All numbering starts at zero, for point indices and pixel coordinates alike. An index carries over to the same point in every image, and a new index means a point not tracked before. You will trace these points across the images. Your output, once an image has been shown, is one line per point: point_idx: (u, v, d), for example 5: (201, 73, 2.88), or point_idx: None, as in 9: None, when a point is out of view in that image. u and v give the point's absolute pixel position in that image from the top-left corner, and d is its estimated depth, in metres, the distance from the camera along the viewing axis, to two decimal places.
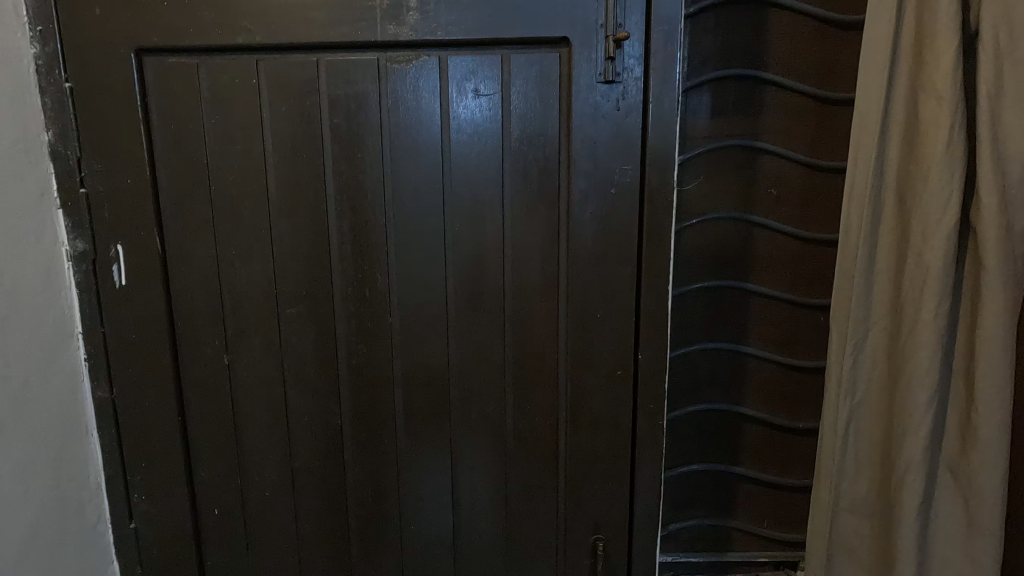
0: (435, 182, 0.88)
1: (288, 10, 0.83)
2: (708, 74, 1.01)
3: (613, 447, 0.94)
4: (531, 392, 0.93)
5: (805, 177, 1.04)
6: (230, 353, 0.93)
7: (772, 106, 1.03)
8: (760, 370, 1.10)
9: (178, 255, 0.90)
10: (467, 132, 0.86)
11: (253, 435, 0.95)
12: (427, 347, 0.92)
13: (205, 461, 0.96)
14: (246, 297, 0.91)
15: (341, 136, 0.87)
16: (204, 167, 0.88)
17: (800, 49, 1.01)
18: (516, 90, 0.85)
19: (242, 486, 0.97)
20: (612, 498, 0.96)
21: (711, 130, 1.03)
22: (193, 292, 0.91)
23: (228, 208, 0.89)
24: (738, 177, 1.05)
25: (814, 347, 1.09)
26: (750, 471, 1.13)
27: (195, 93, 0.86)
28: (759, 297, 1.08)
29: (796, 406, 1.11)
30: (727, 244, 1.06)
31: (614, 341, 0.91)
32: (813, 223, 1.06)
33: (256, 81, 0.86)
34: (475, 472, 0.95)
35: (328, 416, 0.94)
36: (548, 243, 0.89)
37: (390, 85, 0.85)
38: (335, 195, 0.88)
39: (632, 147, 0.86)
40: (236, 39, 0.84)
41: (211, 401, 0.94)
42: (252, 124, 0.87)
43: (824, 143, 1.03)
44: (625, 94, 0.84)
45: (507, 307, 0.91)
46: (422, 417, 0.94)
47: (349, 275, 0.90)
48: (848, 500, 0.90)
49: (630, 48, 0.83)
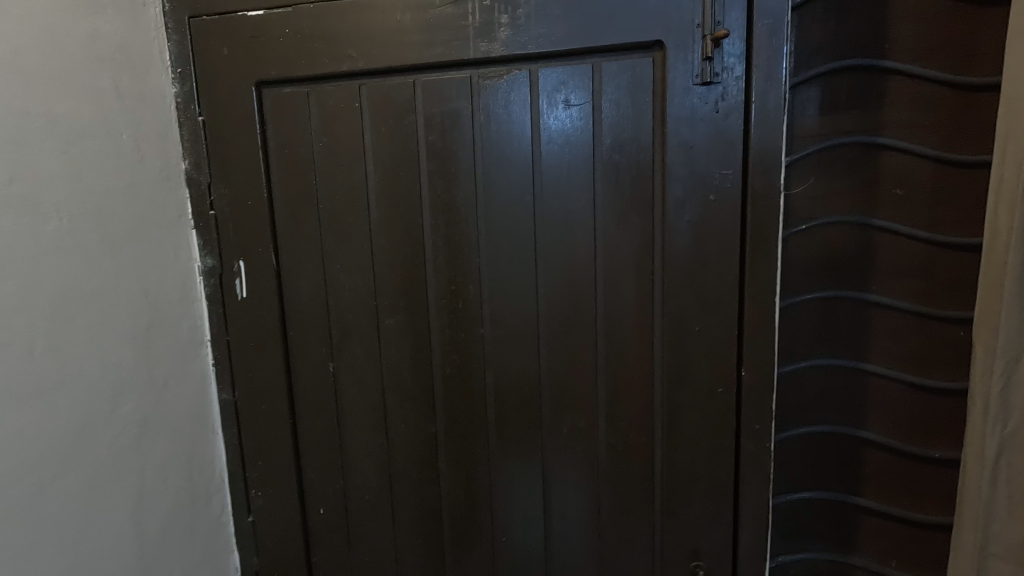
0: (526, 193, 0.88)
1: (388, 37, 0.88)
2: (819, 68, 0.94)
3: (714, 469, 0.89)
4: (624, 407, 0.90)
5: (938, 174, 0.93)
6: (335, 361, 0.99)
7: (896, 98, 0.93)
8: (885, 390, 0.99)
9: (291, 269, 0.98)
10: (557, 143, 0.86)
11: (356, 438, 1.00)
12: (518, 358, 0.92)
13: (314, 462, 1.03)
14: (350, 307, 0.97)
15: (436, 153, 0.90)
16: (313, 187, 0.95)
17: (930, 32, 0.90)
18: (607, 98, 0.83)
19: (345, 487, 1.02)
20: (713, 523, 0.90)
21: (823, 128, 0.95)
22: (303, 304, 0.98)
23: (334, 224, 0.95)
24: (855, 178, 0.95)
25: (952, 367, 0.96)
26: (873, 504, 1.01)
27: (305, 120, 0.93)
28: (883, 309, 0.97)
29: (931, 433, 0.98)
30: (842, 252, 0.97)
31: (714, 356, 0.86)
32: (949, 226, 0.94)
33: (358, 105, 0.91)
34: (567, 487, 0.94)
35: (424, 424, 0.97)
36: (642, 253, 0.86)
37: (481, 101, 0.87)
38: (430, 210, 0.92)
39: (732, 151, 0.81)
40: (341, 67, 0.90)
41: (318, 405, 1.01)
42: (356, 145, 0.92)
43: (963, 135, 0.91)
44: (725, 94, 0.80)
45: (599, 318, 0.89)
46: (514, 428, 0.94)
47: (443, 288, 0.93)
48: (998, 543, 0.78)
49: (729, 46, 0.79)
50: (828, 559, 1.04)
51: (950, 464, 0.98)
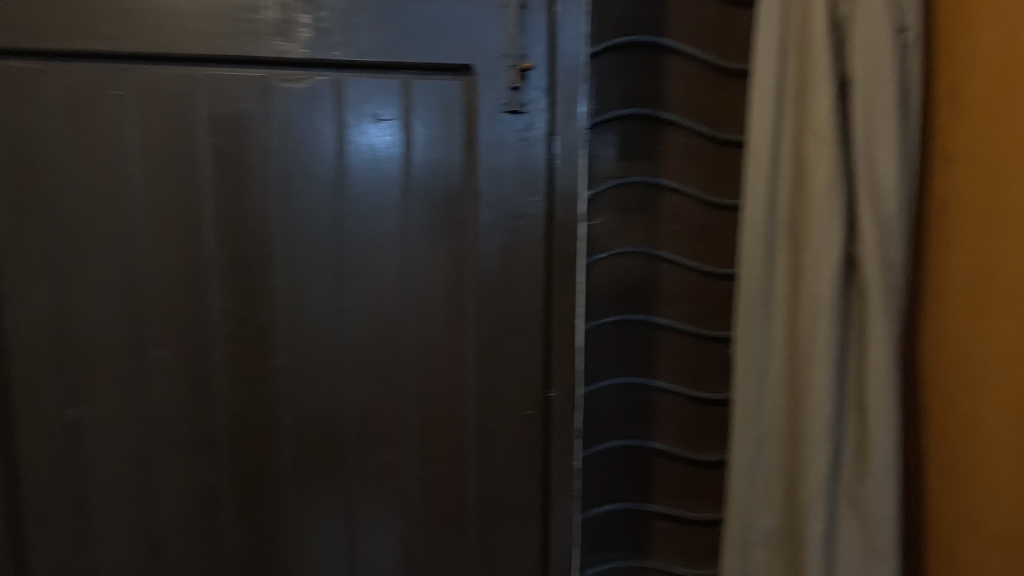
0: (328, 210, 0.81)
1: (161, 18, 0.75)
2: (613, 113, 1.03)
3: (525, 493, 0.89)
4: (436, 436, 0.86)
5: (705, 213, 1.08)
6: (76, 407, 0.79)
7: (672, 146, 1.06)
8: (670, 404, 1.10)
9: (12, 289, 0.76)
10: (365, 158, 0.81)
11: (105, 503, 0.81)
12: (320, 391, 0.83)
13: (40, 540, 0.80)
14: (100, 338, 0.78)
15: (222, 158, 0.78)
16: (49, 187, 0.76)
17: (697, 92, 1.06)
18: (418, 116, 0.81)
19: (87, 566, 0.81)
20: (525, 548, 0.90)
21: (617, 166, 1.05)
22: (30, 333, 0.77)
23: (80, 235, 0.77)
24: (643, 213, 1.06)
25: (720, 379, 1.11)
26: (664, 509, 1.11)
27: (39, 103, 0.74)
28: (667, 331, 1.09)
29: (706, 439, 1.11)
30: (634, 279, 1.07)
31: (524, 379, 0.87)
32: (714, 258, 1.09)
33: (118, 92, 0.76)
34: (375, 530, 0.86)
35: (201, 476, 0.82)
36: (453, 276, 0.84)
37: (278, 105, 0.78)
38: (213, 223, 0.79)
39: (538, 179, 0.84)
40: (96, 46, 0.74)
41: (49, 464, 0.79)
42: (113, 141, 0.76)
43: (722, 181, 1.08)
44: (530, 124, 0.83)
45: (410, 344, 0.84)
46: (314, 470, 0.84)
47: (228, 313, 0.80)
48: (757, 533, 0.91)
49: (534, 79, 0.82)
50: (628, 565, 1.11)
51: (721, 466, 1.12)
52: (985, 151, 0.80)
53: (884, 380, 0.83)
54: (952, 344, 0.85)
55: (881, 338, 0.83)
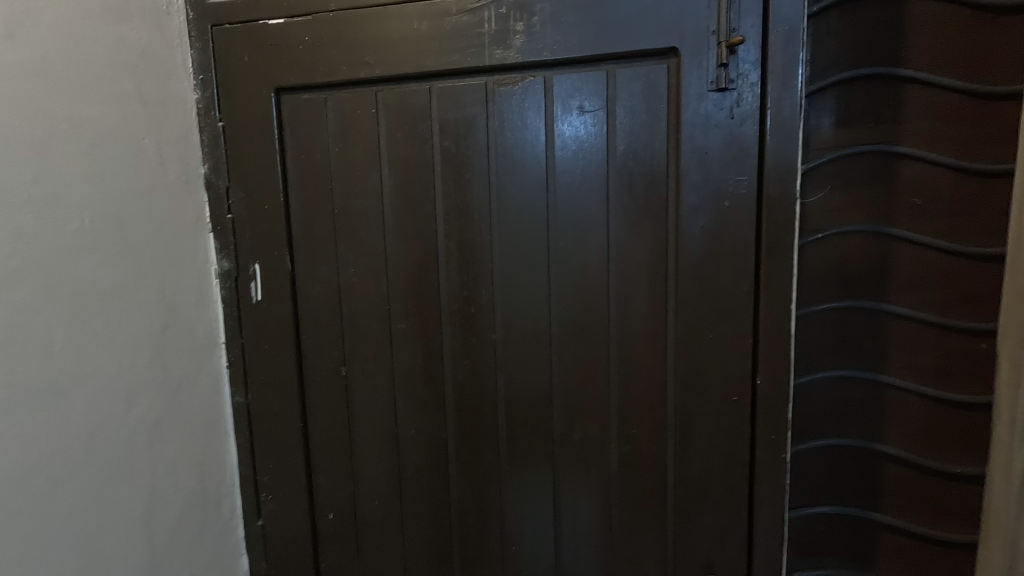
0: (538, 200, 0.88)
1: (405, 44, 0.89)
2: (836, 77, 0.93)
3: (728, 480, 0.87)
4: (636, 414, 0.89)
5: (958, 183, 0.91)
6: (347, 365, 0.99)
7: (915, 107, 0.92)
8: (904, 404, 0.97)
9: (305, 272, 0.99)
10: (571, 149, 0.86)
11: (366, 444, 1.00)
12: (530, 365, 0.92)
13: (323, 466, 1.03)
14: (362, 312, 0.97)
15: (451, 158, 0.90)
16: (328, 192, 0.96)
17: (950, 39, 0.89)
18: (622, 104, 0.83)
19: (355, 491, 1.02)
20: (727, 537, 0.88)
21: (840, 137, 0.94)
22: (317, 306, 0.99)
23: (349, 228, 0.96)
24: (873, 187, 0.94)
25: (976, 380, 0.94)
26: (895, 521, 0.98)
27: (322, 125, 0.94)
28: (902, 320, 0.95)
29: (953, 448, 0.96)
30: (860, 261, 0.96)
31: (728, 365, 0.85)
32: (971, 236, 0.92)
33: (375, 111, 0.92)
34: (576, 497, 0.93)
35: (434, 430, 0.97)
36: (655, 259, 0.85)
37: (496, 106, 0.88)
38: (444, 216, 0.92)
39: (748, 157, 0.80)
40: (359, 74, 0.91)
41: (330, 408, 1.01)
42: (372, 151, 0.93)
43: (983, 144, 0.90)
44: (740, 101, 0.80)
45: (611, 325, 0.88)
46: (525, 435, 0.93)
47: (456, 292, 0.93)
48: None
49: (744, 52, 0.79)
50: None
51: (975, 481, 0.95)
52: None
53: None
54: None
55: None
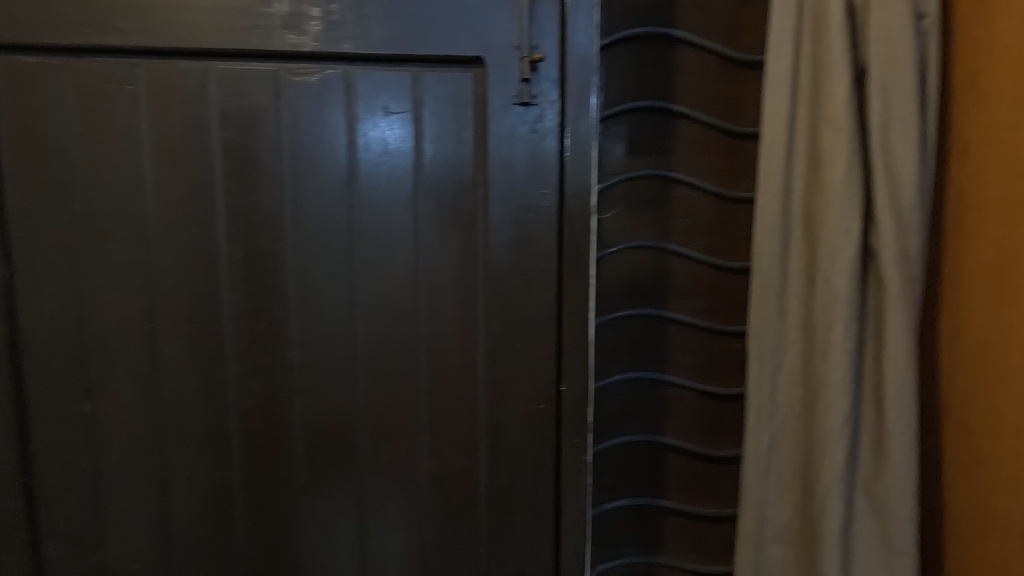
0: (340, 204, 0.81)
1: (173, 13, 0.75)
2: (623, 106, 1.02)
3: (537, 486, 0.89)
4: (446, 430, 0.86)
5: (717, 207, 1.07)
6: (91, 400, 0.79)
7: (684, 139, 1.05)
8: (681, 399, 1.09)
9: (28, 284, 0.77)
10: (376, 152, 0.81)
11: (120, 496, 0.81)
12: (332, 386, 0.83)
13: (57, 531, 0.81)
14: (114, 333, 0.79)
15: (233, 151, 0.78)
16: (64, 183, 0.76)
17: (709, 83, 1.04)
18: (428, 109, 0.81)
19: (103, 556, 0.82)
20: (536, 544, 0.90)
21: (628, 160, 1.04)
22: (47, 327, 0.78)
23: (94, 230, 0.77)
24: (654, 207, 1.05)
25: (733, 374, 1.10)
26: (676, 504, 1.10)
27: (52, 97, 0.75)
28: (678, 326, 1.08)
29: (718, 435, 1.10)
30: (644, 273, 1.06)
31: (535, 373, 0.87)
32: (727, 252, 1.08)
33: (131, 87, 0.76)
34: (386, 525, 0.86)
35: (214, 469, 0.82)
36: (464, 270, 0.84)
37: (289, 97, 0.78)
38: (224, 218, 0.79)
39: (550, 172, 0.83)
40: (109, 41, 0.75)
41: (66, 457, 0.80)
42: (127, 136, 0.77)
43: (735, 174, 1.06)
44: (541, 117, 0.82)
45: (420, 339, 0.84)
46: (326, 463, 0.84)
47: (240, 306, 0.80)
48: (771, 529, 0.90)
49: (545, 70, 0.82)
50: (640, 561, 1.11)
51: (735, 462, 1.11)
52: (1006, 141, 0.78)
53: (903, 373, 0.81)
54: (974, 336, 0.83)
55: (899, 330, 0.81)
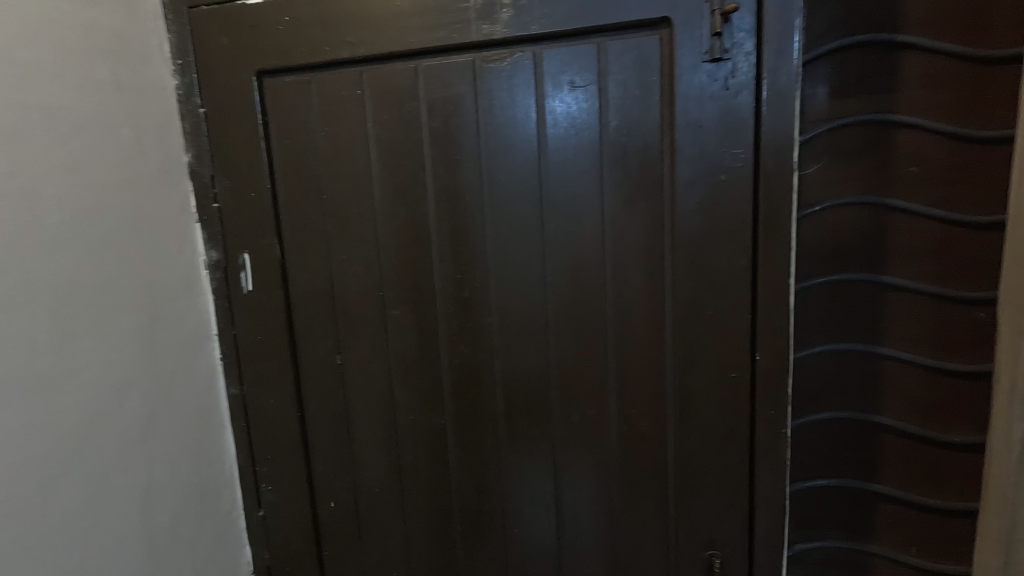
0: (531, 179, 0.86)
1: (389, 22, 0.86)
2: (831, 44, 0.91)
3: (728, 456, 0.87)
4: (634, 394, 0.88)
5: (955, 151, 0.90)
6: (341, 354, 0.98)
7: (911, 74, 0.90)
8: (902, 375, 0.96)
9: (295, 261, 0.97)
10: (563, 127, 0.84)
11: (364, 432, 0.99)
12: (527, 348, 0.91)
13: (322, 455, 1.02)
14: (355, 300, 0.96)
15: (439, 139, 0.88)
16: (316, 179, 0.93)
17: (949, 2, 0.87)
18: (613, 78, 0.81)
19: (354, 479, 1.01)
20: (727, 513, 0.89)
21: (837, 107, 0.93)
22: (310, 295, 0.97)
23: (338, 214, 0.94)
24: (869, 157, 0.93)
25: (974, 349, 0.93)
26: (892, 491, 0.99)
27: (306, 109, 0.92)
28: (900, 292, 0.95)
29: (952, 418, 0.96)
30: (855, 234, 0.95)
31: (727, 342, 0.84)
32: (968, 205, 0.91)
33: (360, 92, 0.90)
34: (578, 479, 0.93)
35: (432, 416, 0.96)
36: (651, 237, 0.84)
37: (485, 84, 0.85)
38: (434, 199, 0.90)
39: (743, 129, 0.79)
40: (343, 54, 0.89)
41: (326, 398, 1.00)
42: (358, 134, 0.91)
43: (984, 109, 0.88)
44: (734, 72, 0.78)
45: (608, 306, 0.87)
46: (524, 418, 0.93)
47: (450, 276, 0.91)
48: (1022, 532, 0.74)
49: (739, 21, 0.76)
50: (846, 548, 1.02)
51: (973, 450, 0.95)
52: None
53: None
54: None
55: None
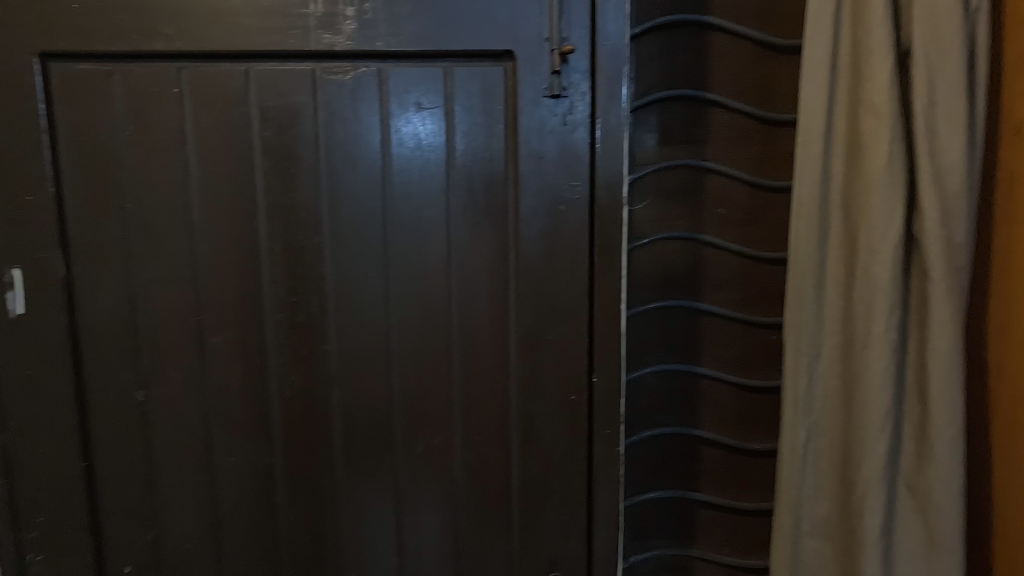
0: (374, 198, 0.83)
1: (215, 18, 0.78)
2: (655, 95, 1.01)
3: (569, 476, 0.89)
4: (479, 419, 0.87)
5: (751, 196, 1.05)
6: (145, 388, 0.84)
7: (717, 128, 1.03)
8: (715, 391, 1.08)
9: (86, 279, 0.82)
10: (409, 147, 0.82)
11: (173, 478, 0.86)
12: (369, 375, 0.86)
13: (116, 511, 0.86)
14: (165, 325, 0.83)
15: (273, 150, 0.81)
16: (118, 184, 0.80)
17: (744, 70, 1.02)
18: (459, 104, 0.82)
19: (158, 535, 0.87)
20: (570, 533, 0.91)
21: (661, 151, 1.03)
22: (106, 319, 0.82)
23: (145, 226, 0.81)
24: (686, 198, 1.04)
25: (769, 366, 1.08)
26: (709, 497, 1.09)
27: (106, 103, 0.79)
28: (712, 317, 1.07)
29: (754, 427, 1.09)
30: (676, 264, 1.05)
31: (566, 365, 0.87)
32: (761, 242, 1.06)
33: (177, 91, 0.79)
34: (421, 512, 0.89)
35: (258, 455, 0.86)
36: (496, 263, 0.85)
37: (325, 96, 0.81)
38: (265, 214, 0.82)
39: (580, 163, 0.83)
40: (157, 46, 0.78)
41: (124, 441, 0.85)
42: (174, 138, 0.80)
43: (772, 162, 1.04)
44: (572, 109, 0.82)
45: (454, 331, 0.86)
46: (365, 451, 0.87)
47: (282, 299, 0.84)
48: (809, 523, 0.88)
49: (575, 62, 0.82)
50: (673, 554, 1.10)
51: (770, 455, 1.09)
52: None
53: (947, 365, 0.79)
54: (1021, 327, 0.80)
55: (946, 321, 0.79)
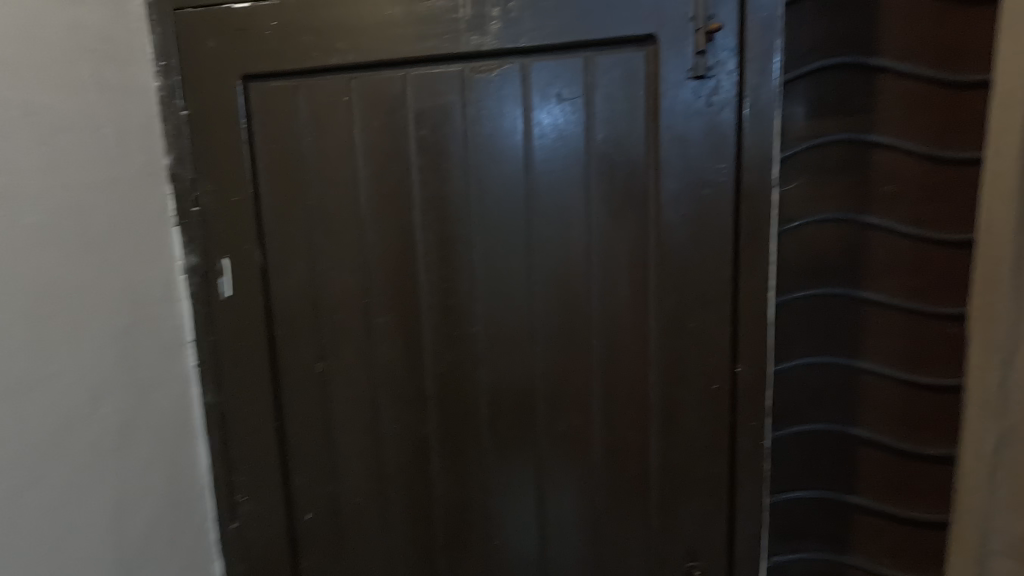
0: (517, 189, 0.87)
1: (378, 31, 0.87)
2: (810, 66, 0.94)
3: (710, 466, 0.88)
4: (618, 403, 0.89)
5: (926, 171, 0.93)
6: (324, 361, 0.97)
7: (885, 96, 0.93)
8: (877, 388, 0.99)
9: (278, 266, 0.96)
10: (551, 138, 0.85)
11: (345, 441, 0.98)
12: (512, 357, 0.91)
13: (302, 465, 1.00)
14: (339, 306, 0.95)
15: (428, 147, 0.88)
16: (303, 184, 0.93)
17: (921, 29, 0.91)
18: (600, 92, 0.82)
19: (334, 489, 1.00)
20: (710, 524, 0.89)
21: (816, 126, 0.95)
22: (293, 301, 0.96)
23: (323, 220, 0.93)
24: (846, 176, 0.95)
25: (945, 362, 0.96)
26: (866, 502, 1.01)
27: (292, 114, 0.91)
28: (875, 306, 0.97)
29: (924, 430, 0.98)
30: (832, 249, 0.97)
31: (709, 353, 0.85)
32: (938, 223, 0.94)
33: (348, 99, 0.90)
34: (560, 489, 0.92)
35: (414, 425, 0.95)
36: (636, 249, 0.85)
37: (474, 94, 0.86)
38: (420, 207, 0.90)
39: (726, 145, 0.80)
40: (331, 61, 0.88)
41: (308, 405, 0.98)
42: (345, 141, 0.91)
43: (954, 132, 0.92)
44: (718, 89, 0.79)
45: (593, 316, 0.87)
46: (509, 428, 0.92)
47: (435, 285, 0.91)
48: (997, 541, 0.77)
49: (722, 39, 0.78)
50: (825, 558, 1.03)
51: (944, 462, 0.98)
52: None
53: None
54: None
55: None
